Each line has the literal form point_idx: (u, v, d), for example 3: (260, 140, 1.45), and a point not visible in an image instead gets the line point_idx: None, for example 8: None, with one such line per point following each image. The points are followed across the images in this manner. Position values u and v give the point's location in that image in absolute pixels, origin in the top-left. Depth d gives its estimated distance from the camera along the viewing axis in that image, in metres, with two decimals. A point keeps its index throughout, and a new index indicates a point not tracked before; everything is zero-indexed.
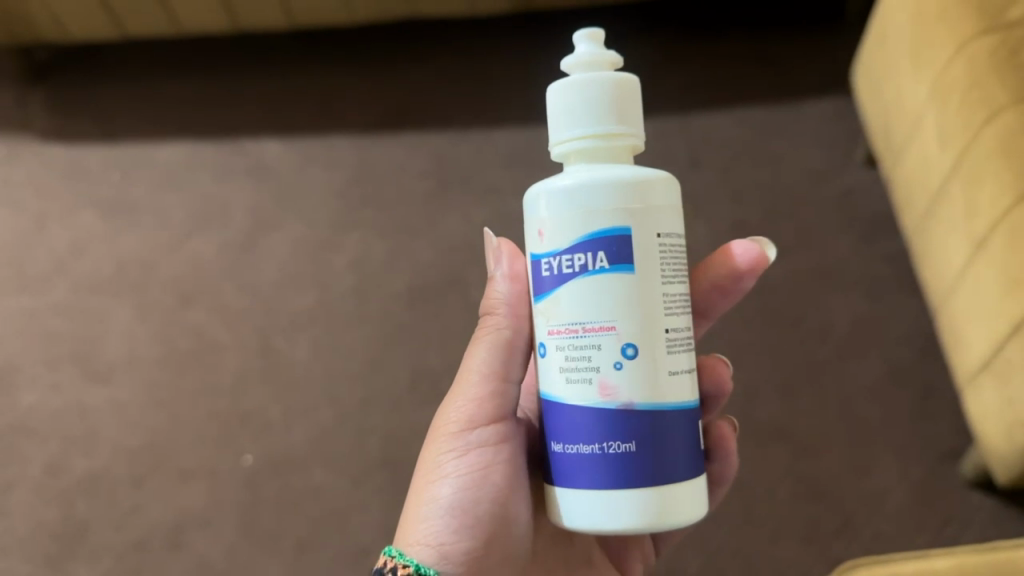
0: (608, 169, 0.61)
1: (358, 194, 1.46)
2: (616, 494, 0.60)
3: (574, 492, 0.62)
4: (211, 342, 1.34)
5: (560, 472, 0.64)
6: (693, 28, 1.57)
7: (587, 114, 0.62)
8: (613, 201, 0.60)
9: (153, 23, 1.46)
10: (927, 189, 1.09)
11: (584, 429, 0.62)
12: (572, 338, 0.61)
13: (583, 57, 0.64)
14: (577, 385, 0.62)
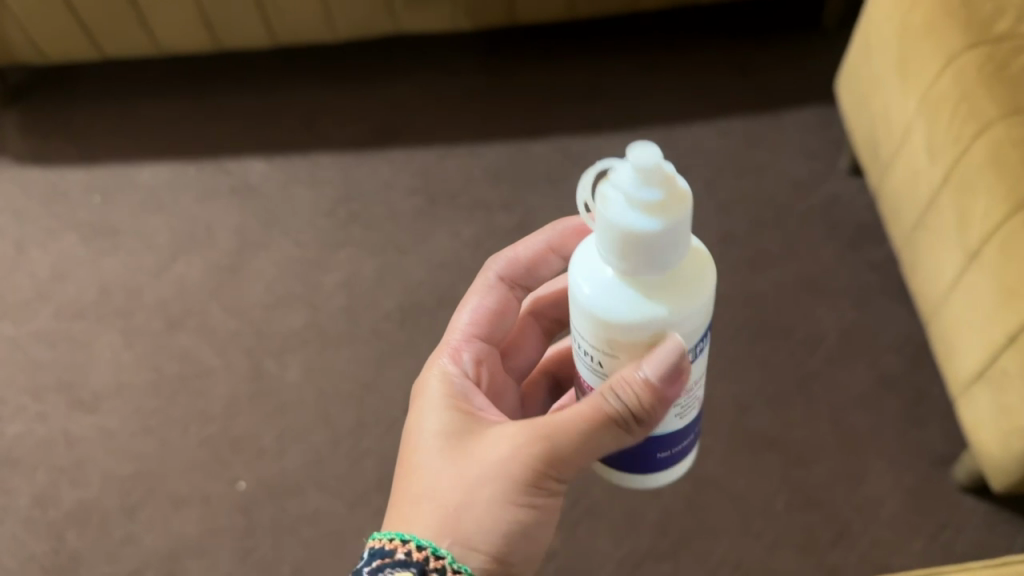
0: (642, 305, 0.50)
1: (346, 213, 1.45)
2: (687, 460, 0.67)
3: (665, 473, 0.67)
4: (201, 366, 1.32)
5: (656, 467, 0.65)
6: (677, 41, 1.58)
7: (650, 262, 0.48)
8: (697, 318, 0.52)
9: (133, 42, 1.44)
10: (918, 200, 1.10)
11: (685, 436, 0.64)
12: (692, 394, 0.59)
13: (639, 172, 0.46)
14: (690, 413, 0.62)
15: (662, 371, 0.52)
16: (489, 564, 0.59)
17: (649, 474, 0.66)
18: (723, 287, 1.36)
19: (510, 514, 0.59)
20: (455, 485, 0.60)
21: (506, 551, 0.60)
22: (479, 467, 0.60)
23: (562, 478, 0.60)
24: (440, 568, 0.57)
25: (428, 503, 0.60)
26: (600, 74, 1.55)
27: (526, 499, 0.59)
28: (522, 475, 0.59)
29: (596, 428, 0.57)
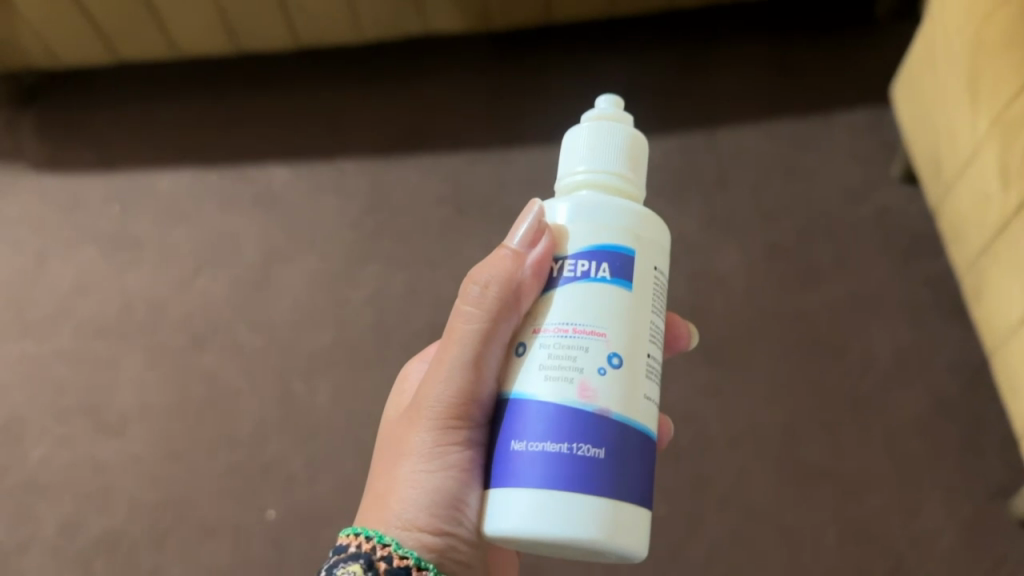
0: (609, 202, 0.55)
1: (374, 223, 1.39)
2: (543, 499, 0.49)
3: (530, 495, 0.50)
4: (229, 387, 1.28)
5: (518, 472, 0.51)
6: (718, 36, 1.50)
7: (589, 157, 0.56)
8: (610, 237, 0.54)
9: (149, 45, 1.37)
10: (986, 227, 1.03)
11: (561, 425, 0.51)
12: (561, 337, 0.53)
13: (603, 112, 0.58)
14: (557, 383, 0.52)
15: (522, 238, 0.58)
16: (433, 540, 0.61)
17: (508, 488, 0.51)
18: (770, 302, 1.29)
19: (438, 484, 0.62)
20: (390, 475, 0.64)
21: (447, 524, 0.61)
22: (402, 445, 0.64)
23: (469, 427, 0.61)
24: (387, 555, 0.60)
25: (374, 497, 0.65)
26: (637, 73, 1.48)
27: (444, 462, 0.61)
28: (430, 436, 0.62)
29: (470, 356, 0.59)
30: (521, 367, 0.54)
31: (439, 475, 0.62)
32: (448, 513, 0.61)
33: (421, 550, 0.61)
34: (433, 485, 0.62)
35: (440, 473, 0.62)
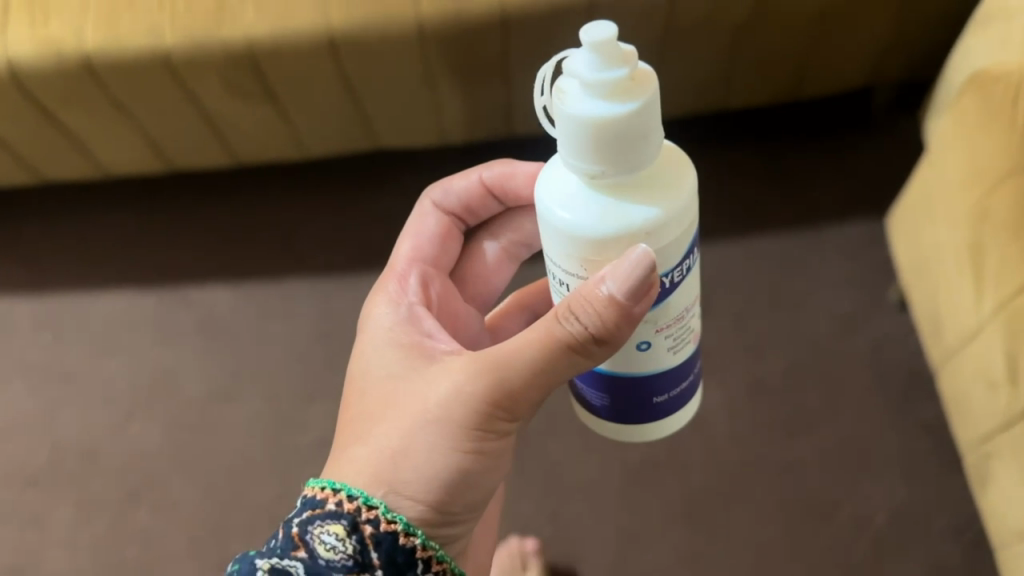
0: (641, 202, 0.49)
1: (322, 354, 1.26)
2: (684, 409, 0.69)
3: (672, 416, 0.68)
4: (165, 547, 1.16)
5: (666, 411, 0.67)
6: (700, 142, 1.39)
7: (631, 157, 0.47)
8: (686, 232, 0.52)
9: (68, 165, 1.25)
10: (993, 414, 0.90)
11: (687, 370, 0.66)
12: (684, 321, 0.60)
13: (589, 76, 0.45)
14: (682, 351, 0.63)
15: (631, 287, 0.50)
16: (425, 510, 0.60)
17: (659, 421, 0.68)
18: (754, 450, 1.17)
19: (458, 462, 0.60)
20: (391, 432, 0.61)
21: (445, 500, 0.61)
22: (421, 409, 0.60)
23: (509, 419, 0.60)
24: (373, 517, 0.59)
25: (369, 448, 0.61)
26: None
27: (471, 444, 0.60)
28: (467, 418, 0.59)
29: (546, 358, 0.57)
30: (652, 354, 0.60)
31: (456, 453, 0.60)
32: (451, 489, 0.61)
33: (415, 519, 0.60)
34: (450, 464, 0.60)
35: (465, 456, 0.60)
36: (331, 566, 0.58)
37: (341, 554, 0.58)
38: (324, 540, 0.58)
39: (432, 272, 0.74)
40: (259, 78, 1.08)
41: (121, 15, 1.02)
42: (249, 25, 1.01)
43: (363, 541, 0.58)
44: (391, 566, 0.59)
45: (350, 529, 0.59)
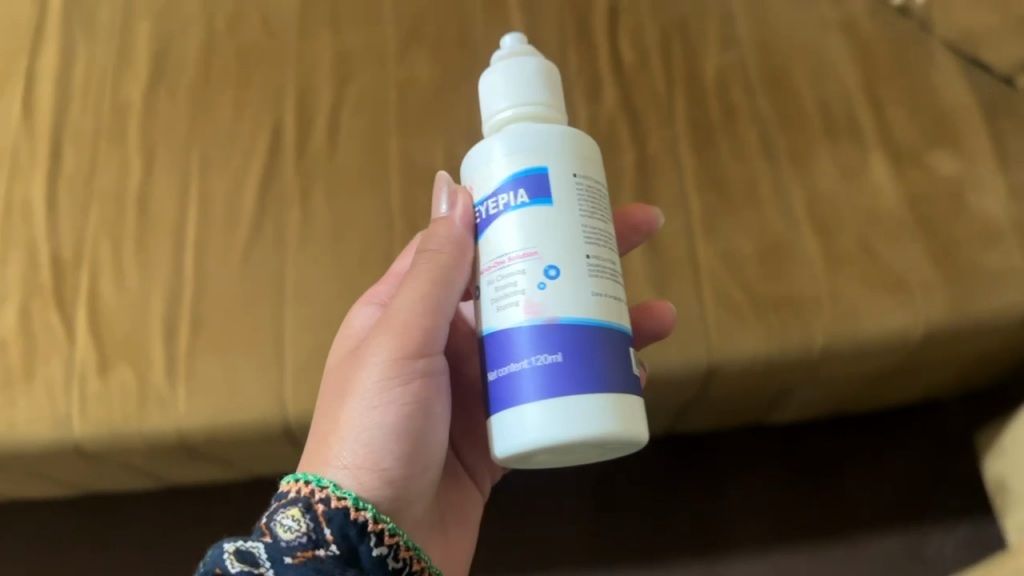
0: (518, 128, 0.49)
1: None
2: (519, 417, 0.45)
3: (503, 420, 0.46)
4: None
5: (495, 403, 0.47)
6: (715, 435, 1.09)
7: (518, 87, 0.49)
8: (537, 156, 0.48)
9: None
10: None
11: (522, 341, 0.46)
12: (504, 262, 0.48)
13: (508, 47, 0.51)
14: (508, 308, 0.47)
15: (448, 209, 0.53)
16: (369, 473, 0.55)
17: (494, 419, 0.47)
18: None
19: (393, 414, 0.56)
20: (334, 416, 0.58)
21: (387, 462, 0.56)
22: (351, 383, 0.57)
23: (419, 363, 0.56)
24: (324, 496, 0.54)
25: (324, 435, 0.58)
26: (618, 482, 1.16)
27: (394, 398, 0.56)
28: (381, 369, 0.56)
29: (424, 290, 0.54)
30: (487, 300, 0.48)
31: (386, 410, 0.56)
32: (393, 451, 0.56)
33: (363, 493, 0.55)
34: (379, 425, 0.56)
35: (394, 409, 0.56)
36: (289, 547, 0.51)
37: (296, 533, 0.52)
38: (282, 524, 0.52)
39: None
40: (195, 456, 0.86)
41: (15, 396, 0.80)
42: (180, 420, 0.79)
43: (325, 521, 0.53)
44: (346, 542, 0.52)
45: (320, 517, 0.53)
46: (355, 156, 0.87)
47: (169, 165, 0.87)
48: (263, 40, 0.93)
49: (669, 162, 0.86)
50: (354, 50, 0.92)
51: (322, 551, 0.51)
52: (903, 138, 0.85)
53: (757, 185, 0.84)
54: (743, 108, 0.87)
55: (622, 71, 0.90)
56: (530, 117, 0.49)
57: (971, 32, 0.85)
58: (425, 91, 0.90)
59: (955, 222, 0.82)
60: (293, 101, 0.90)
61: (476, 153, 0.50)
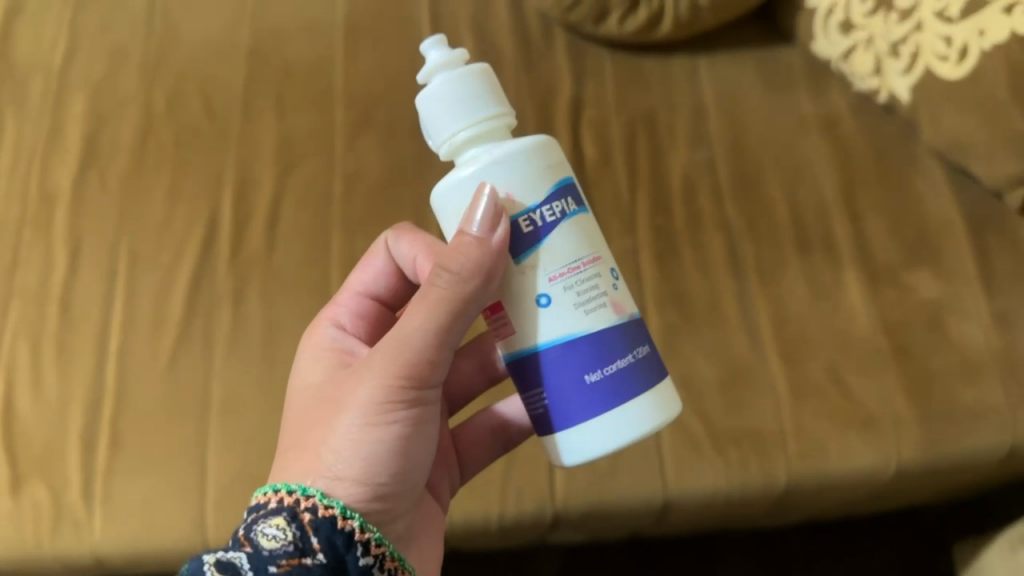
0: (505, 145, 0.49)
1: None
2: (633, 405, 0.49)
3: (614, 413, 0.49)
4: None
5: (604, 394, 0.49)
6: (687, 543, 1.02)
7: (471, 106, 0.49)
8: (549, 166, 0.50)
9: None
10: None
11: (613, 339, 0.50)
12: (580, 271, 0.50)
13: (433, 62, 0.51)
14: (597, 311, 0.50)
15: (487, 224, 0.48)
16: (360, 492, 0.51)
17: (600, 413, 0.49)
18: None
19: (389, 438, 0.52)
20: (319, 425, 0.53)
21: (380, 483, 0.52)
22: (342, 398, 0.53)
23: (422, 387, 0.52)
24: (311, 504, 0.50)
25: (303, 448, 0.53)
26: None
27: (392, 417, 0.51)
28: (377, 390, 0.51)
29: (434, 318, 0.51)
30: (545, 322, 0.50)
31: (380, 430, 0.51)
32: (385, 472, 0.52)
33: (351, 506, 0.51)
34: (370, 444, 0.51)
35: (388, 430, 0.52)
36: (272, 556, 0.48)
37: (280, 542, 0.49)
38: (264, 535, 0.49)
39: (377, 312, 0.67)
40: None
41: None
42: (93, 546, 0.73)
43: (311, 531, 0.50)
44: (334, 552, 0.50)
45: (305, 524, 0.50)
46: (292, 256, 0.81)
47: (95, 260, 0.81)
48: (203, 121, 0.87)
49: (629, 273, 0.80)
50: (299, 135, 0.86)
51: (308, 560, 0.48)
52: (880, 255, 0.79)
53: (722, 302, 0.78)
54: (711, 215, 0.82)
55: (583, 167, 0.84)
56: (491, 133, 0.50)
57: (961, 142, 0.79)
58: (372, 184, 0.84)
59: (932, 351, 0.75)
60: (230, 192, 0.84)
61: (455, 180, 0.49)
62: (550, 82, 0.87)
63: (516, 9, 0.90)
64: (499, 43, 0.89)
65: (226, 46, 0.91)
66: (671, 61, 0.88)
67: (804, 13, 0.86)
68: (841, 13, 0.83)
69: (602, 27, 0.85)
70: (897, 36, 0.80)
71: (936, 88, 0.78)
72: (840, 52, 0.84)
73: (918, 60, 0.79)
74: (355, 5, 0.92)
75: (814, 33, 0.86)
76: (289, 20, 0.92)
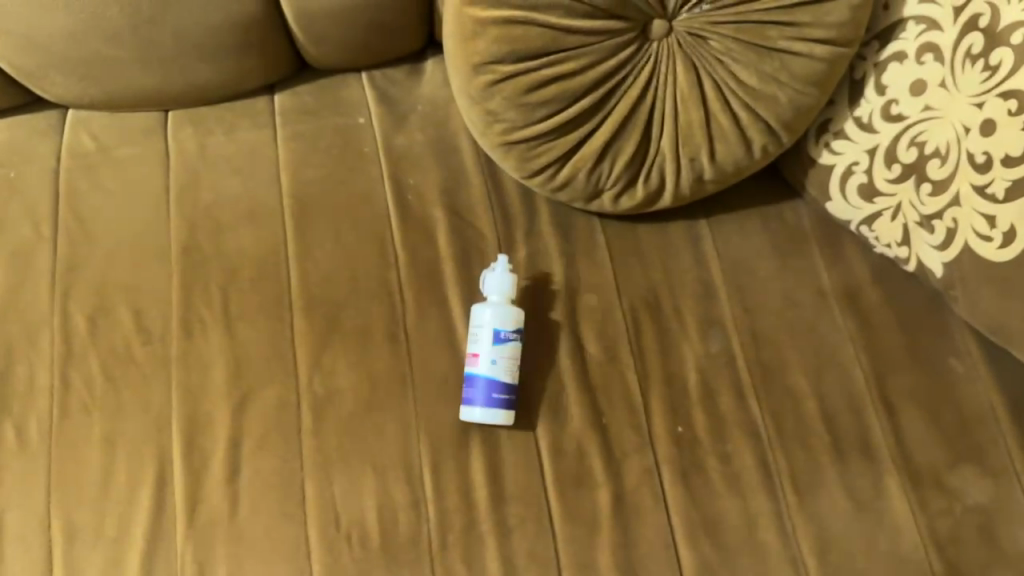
0: (500, 321, 0.71)
1: None
2: (501, 413, 0.70)
3: (486, 407, 0.70)
4: None
5: (493, 398, 0.70)
6: None
7: (504, 306, 0.72)
8: (512, 331, 0.71)
9: None
10: None
11: (505, 392, 0.70)
12: (516, 360, 0.71)
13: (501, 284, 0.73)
14: (511, 363, 0.71)
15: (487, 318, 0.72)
16: None
17: (483, 405, 0.70)
18: None
19: None
20: None
21: None
22: None
23: None
24: None
25: None
26: None
27: None
28: None
29: None
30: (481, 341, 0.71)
31: None
32: None
33: None
34: None
35: None
36: None
37: None
38: None
39: None
40: None
41: None
42: None
43: None
44: None
45: None
46: (260, 514, 0.68)
47: (22, 541, 0.67)
48: (136, 343, 0.73)
49: (651, 498, 0.70)
50: (253, 357, 0.73)
51: None
52: (922, 457, 0.72)
53: (757, 528, 0.69)
54: (734, 419, 0.73)
55: (586, 369, 0.74)
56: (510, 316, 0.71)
57: (1003, 326, 0.71)
58: (347, 410, 0.72)
59: (985, 568, 0.68)
60: (179, 434, 0.71)
61: (487, 309, 0.72)
62: (538, 266, 0.77)
63: (492, 184, 0.80)
64: (478, 225, 0.79)
65: (154, 242, 0.77)
66: (668, 229, 0.80)
67: (817, 169, 0.77)
68: (862, 175, 0.74)
69: (594, 203, 0.75)
70: (930, 208, 0.71)
71: (973, 268, 0.71)
72: (864, 216, 0.75)
73: (955, 236, 0.71)
74: (303, 181, 0.80)
75: (830, 192, 0.77)
76: (227, 204, 0.79)
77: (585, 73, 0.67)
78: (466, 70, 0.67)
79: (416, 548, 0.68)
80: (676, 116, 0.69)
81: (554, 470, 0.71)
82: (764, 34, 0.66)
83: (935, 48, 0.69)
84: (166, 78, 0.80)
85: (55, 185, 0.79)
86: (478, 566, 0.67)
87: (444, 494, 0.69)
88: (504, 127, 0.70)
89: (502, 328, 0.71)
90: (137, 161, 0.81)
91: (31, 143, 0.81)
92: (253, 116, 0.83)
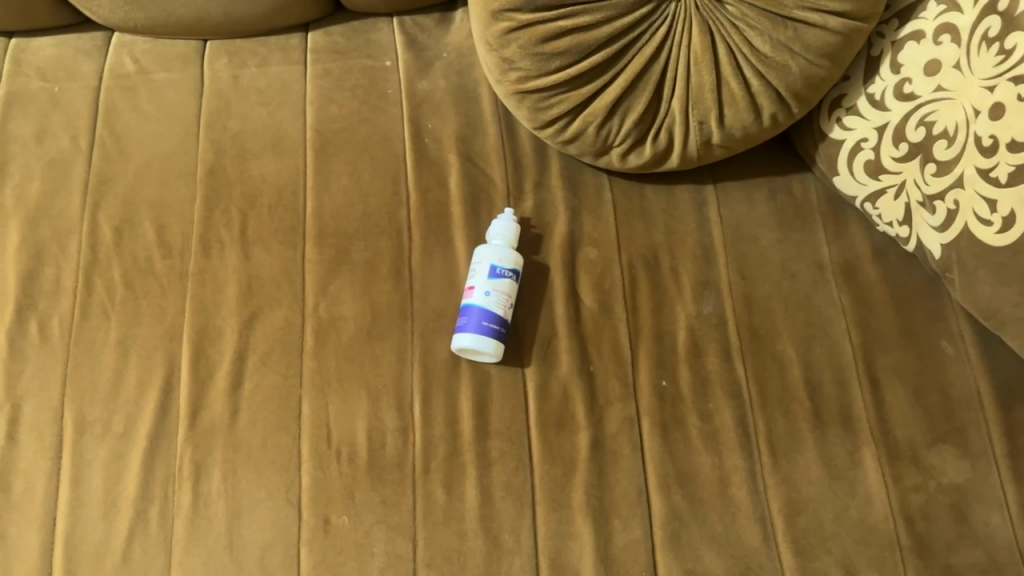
0: (501, 258, 0.74)
1: None
2: (495, 343, 0.72)
3: (480, 334, 0.72)
4: None
5: (487, 326, 0.72)
6: None
7: (506, 244, 0.75)
8: (512, 270, 0.74)
9: None
10: None
11: (499, 324, 0.72)
12: (511, 297, 0.74)
13: (505, 227, 0.76)
14: (506, 298, 0.73)
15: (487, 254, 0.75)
16: None
17: (478, 331, 0.72)
18: None
19: None
20: None
21: None
22: None
23: None
24: None
25: None
26: None
27: None
28: None
29: None
30: (481, 275, 0.74)
31: None
32: None
33: None
34: None
35: None
36: None
37: None
38: None
39: None
40: None
41: None
42: None
43: None
44: None
45: None
46: (258, 425, 0.72)
47: (35, 428, 0.72)
48: (156, 257, 0.78)
49: (629, 446, 0.72)
50: (265, 279, 0.77)
51: None
52: (901, 433, 0.73)
53: (730, 485, 0.71)
54: (719, 379, 0.74)
55: (580, 318, 0.76)
56: (510, 255, 0.75)
57: (994, 311, 0.71)
58: (348, 336, 0.75)
59: (953, 546, 0.69)
60: (189, 344, 0.75)
61: (491, 248, 0.75)
62: (544, 218, 0.80)
63: (507, 136, 0.83)
64: (490, 173, 0.82)
65: (181, 163, 0.81)
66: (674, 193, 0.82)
67: (827, 143, 0.78)
68: (870, 152, 0.75)
69: (604, 157, 0.78)
70: (933, 189, 0.72)
71: (970, 250, 0.71)
72: (868, 192, 0.77)
73: (955, 218, 0.71)
74: (327, 116, 0.83)
75: (838, 167, 0.78)
76: (253, 133, 0.82)
77: (599, 28, 0.68)
78: (486, 16, 0.69)
79: (400, 470, 0.71)
80: (688, 77, 0.71)
81: (539, 411, 0.73)
82: (779, 3, 0.66)
83: (953, 30, 0.69)
84: (203, 7, 0.83)
85: (95, 104, 0.84)
86: (457, 493, 0.70)
87: (430, 423, 0.72)
88: (518, 75, 0.72)
89: (499, 265, 0.74)
90: (174, 87, 0.85)
91: (76, 62, 0.86)
92: (286, 51, 0.87)
